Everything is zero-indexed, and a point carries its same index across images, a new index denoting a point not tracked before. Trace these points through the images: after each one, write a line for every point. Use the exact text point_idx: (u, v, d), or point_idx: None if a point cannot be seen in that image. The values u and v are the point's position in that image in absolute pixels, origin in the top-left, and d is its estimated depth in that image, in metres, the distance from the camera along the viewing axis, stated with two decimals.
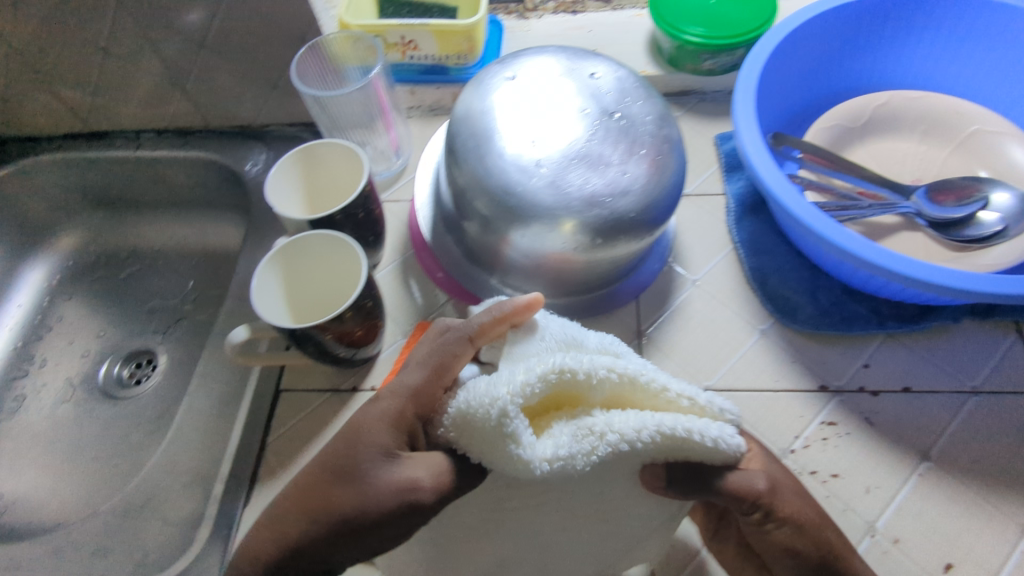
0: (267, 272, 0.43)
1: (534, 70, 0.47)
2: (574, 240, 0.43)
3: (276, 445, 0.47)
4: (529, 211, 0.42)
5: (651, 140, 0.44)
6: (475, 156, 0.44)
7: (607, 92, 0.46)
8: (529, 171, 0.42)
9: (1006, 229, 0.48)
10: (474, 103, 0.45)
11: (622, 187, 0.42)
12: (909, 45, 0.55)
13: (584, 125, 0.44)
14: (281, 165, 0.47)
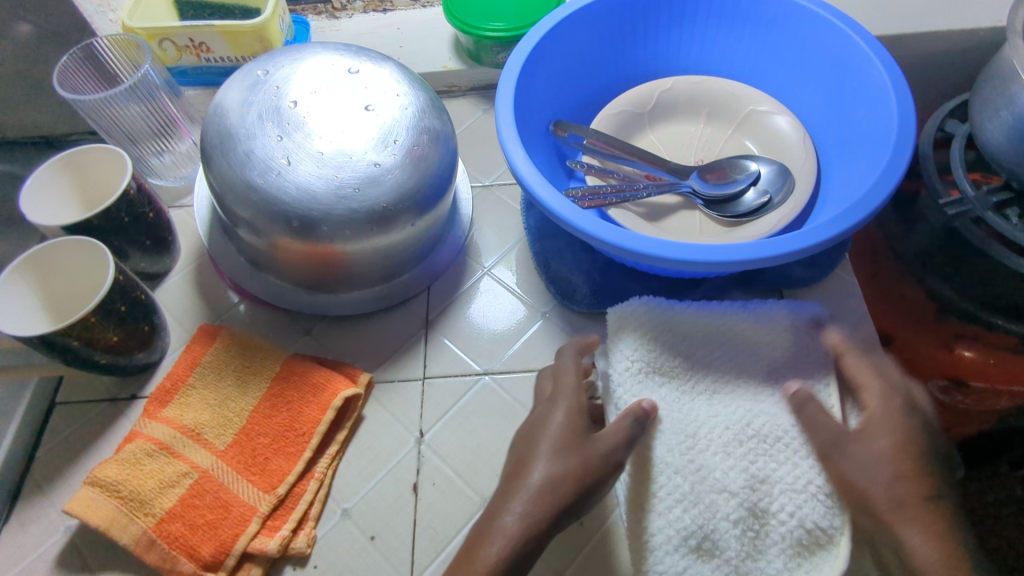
0: (11, 281, 0.42)
1: (291, 68, 0.46)
2: (328, 234, 0.43)
3: (44, 459, 0.45)
4: (278, 207, 0.42)
5: (404, 133, 0.45)
6: (224, 155, 0.43)
7: (365, 87, 0.46)
8: (275, 167, 0.42)
9: (770, 201, 0.51)
10: (226, 101, 0.45)
11: (371, 179, 0.43)
12: (687, 33, 0.57)
13: (332, 121, 0.44)
14: (41, 174, 0.46)
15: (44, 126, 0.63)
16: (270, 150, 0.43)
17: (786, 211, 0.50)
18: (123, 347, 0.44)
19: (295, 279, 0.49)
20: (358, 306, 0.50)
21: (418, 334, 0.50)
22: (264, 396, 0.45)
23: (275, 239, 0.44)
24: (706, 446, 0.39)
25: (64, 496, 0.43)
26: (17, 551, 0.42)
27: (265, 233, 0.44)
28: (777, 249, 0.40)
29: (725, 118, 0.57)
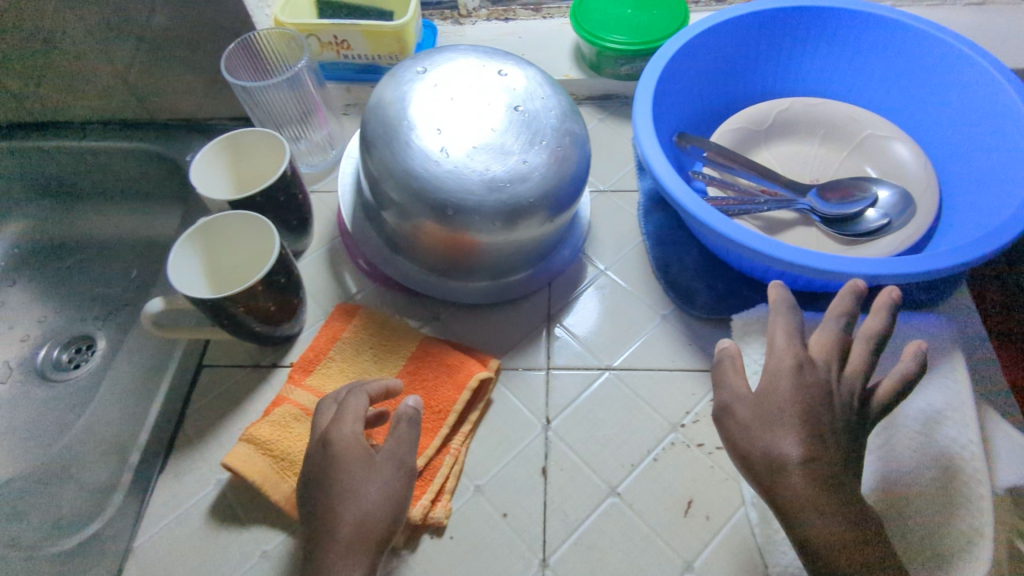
0: (184, 249, 0.45)
1: (446, 65, 0.49)
2: (476, 224, 0.46)
3: (195, 417, 0.48)
4: (434, 195, 0.45)
5: (552, 133, 0.47)
6: (386, 144, 0.46)
7: (514, 87, 0.49)
8: (435, 157, 0.45)
9: (890, 223, 0.52)
10: (388, 94, 0.48)
11: (521, 175, 0.45)
12: (809, 56, 0.58)
13: (488, 118, 0.47)
14: (206, 152, 0.50)
15: (184, 110, 0.67)
16: (429, 141, 0.45)
17: (907, 233, 0.51)
18: (277, 318, 0.47)
19: (431, 265, 0.52)
20: (484, 295, 0.53)
21: (541, 327, 0.52)
22: (400, 372, 0.48)
23: (424, 225, 0.47)
24: None
25: (214, 451, 0.47)
26: (173, 499, 0.45)
27: (417, 219, 0.47)
28: (918, 266, 0.42)
29: (841, 140, 0.58)
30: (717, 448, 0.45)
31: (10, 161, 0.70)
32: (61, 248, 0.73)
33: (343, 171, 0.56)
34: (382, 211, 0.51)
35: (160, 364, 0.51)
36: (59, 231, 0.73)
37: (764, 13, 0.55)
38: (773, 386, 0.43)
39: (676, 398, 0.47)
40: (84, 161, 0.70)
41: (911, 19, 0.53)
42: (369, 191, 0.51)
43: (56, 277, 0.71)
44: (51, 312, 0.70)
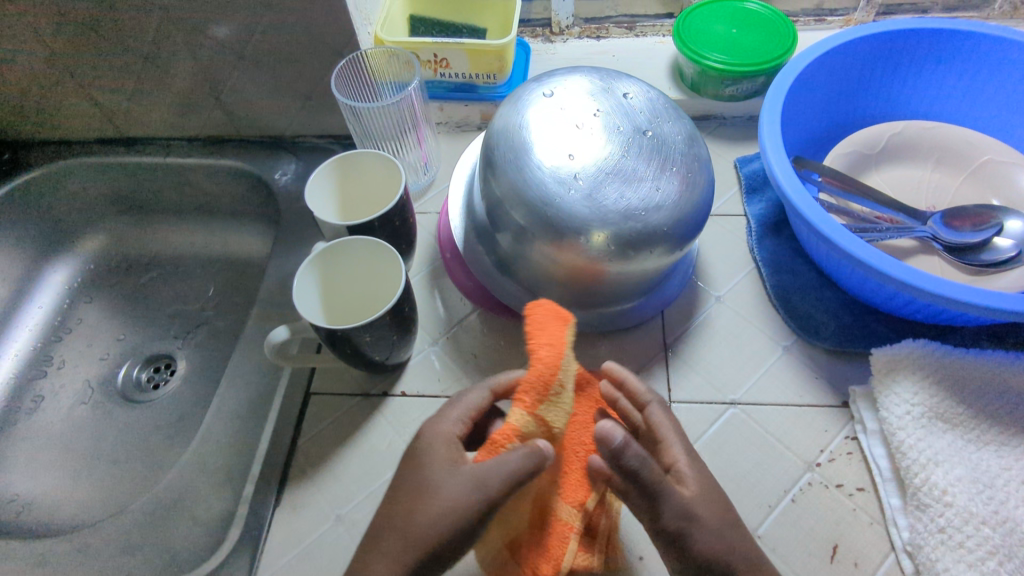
0: (306, 275, 0.44)
1: (569, 88, 0.48)
2: (604, 252, 0.44)
3: (306, 446, 0.47)
4: (561, 221, 0.43)
5: (683, 158, 0.45)
6: (512, 168, 0.45)
7: (641, 110, 0.47)
8: (564, 182, 0.43)
9: (1019, 255, 0.49)
10: (512, 118, 0.47)
11: (653, 203, 0.43)
12: (924, 78, 0.56)
13: (618, 142, 0.45)
14: (320, 173, 0.49)
15: (273, 126, 0.66)
16: (559, 165, 0.44)
17: None
18: (396, 346, 0.46)
19: (544, 291, 0.50)
20: (596, 324, 0.51)
21: (657, 357, 0.50)
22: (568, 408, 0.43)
23: (546, 252, 0.46)
24: (1006, 498, 0.38)
25: (329, 485, 0.45)
26: (291, 534, 0.43)
27: (538, 245, 0.46)
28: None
29: (956, 165, 0.56)
30: (859, 489, 0.42)
31: (95, 176, 0.69)
32: (139, 265, 0.72)
33: (459, 193, 0.56)
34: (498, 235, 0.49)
35: (267, 391, 0.49)
36: (137, 247, 0.73)
37: (878, 34, 0.54)
38: (924, 427, 0.41)
39: (808, 434, 0.44)
40: (166, 178, 0.69)
41: None
42: (488, 215, 0.50)
43: (134, 294, 0.70)
44: (129, 330, 0.69)
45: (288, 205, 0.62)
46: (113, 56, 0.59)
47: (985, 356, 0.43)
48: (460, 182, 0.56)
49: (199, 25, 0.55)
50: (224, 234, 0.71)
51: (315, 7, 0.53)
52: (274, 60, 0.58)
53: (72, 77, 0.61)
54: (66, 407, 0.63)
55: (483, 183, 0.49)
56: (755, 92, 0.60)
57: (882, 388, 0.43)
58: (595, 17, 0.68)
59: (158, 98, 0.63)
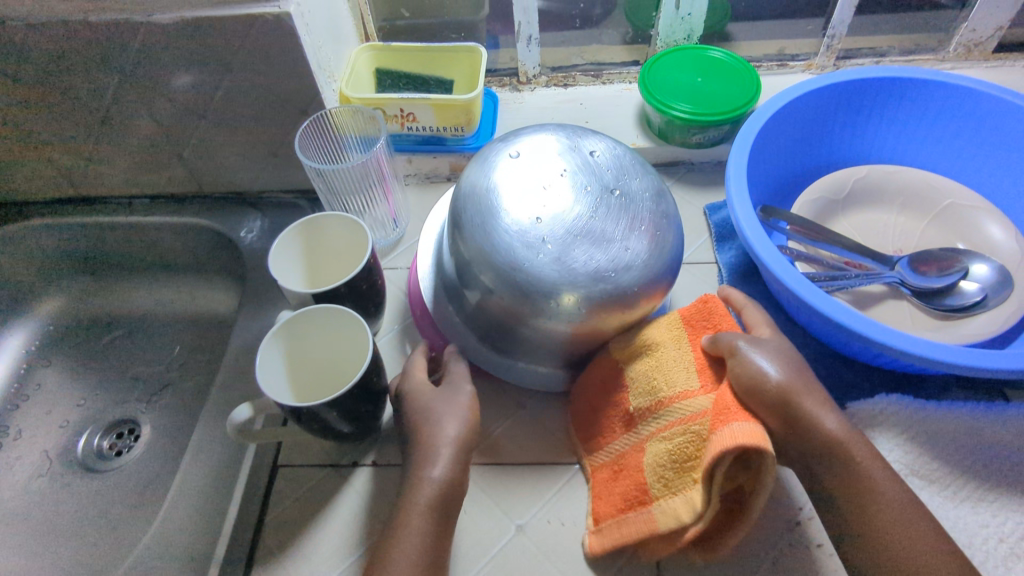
0: (270, 349, 0.43)
1: (535, 148, 0.47)
2: (574, 313, 0.43)
3: (273, 523, 0.45)
4: (531, 284, 0.43)
5: (652, 216, 0.44)
6: (482, 229, 0.44)
7: (607, 168, 0.46)
8: (533, 243, 0.42)
9: (986, 299, 0.50)
10: (478, 181, 0.46)
11: (623, 264, 0.42)
12: (885, 124, 0.58)
13: (586, 202, 0.44)
14: (283, 239, 0.48)
15: (237, 182, 0.64)
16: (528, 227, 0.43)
17: (1007, 310, 0.49)
18: (366, 415, 0.45)
19: (514, 350, 0.48)
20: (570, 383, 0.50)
21: None
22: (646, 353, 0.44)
23: (517, 313, 0.45)
24: (984, 556, 0.38)
25: (299, 564, 0.43)
26: None
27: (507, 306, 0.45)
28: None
29: (921, 209, 0.56)
30: (838, 547, 0.42)
31: (51, 237, 0.67)
32: (101, 325, 0.70)
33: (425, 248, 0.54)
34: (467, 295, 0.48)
35: (232, 465, 0.47)
36: (98, 307, 0.70)
37: (839, 84, 0.55)
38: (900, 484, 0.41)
39: (787, 492, 0.44)
40: (128, 236, 0.67)
41: (991, 86, 0.52)
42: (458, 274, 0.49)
43: (95, 356, 0.68)
44: (90, 394, 0.66)
45: (254, 263, 0.61)
46: (69, 117, 0.57)
47: (959, 408, 0.42)
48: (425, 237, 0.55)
49: (159, 87, 0.55)
50: (189, 292, 0.70)
51: (277, 68, 0.53)
52: (236, 120, 0.58)
53: (27, 139, 0.59)
54: (23, 480, 0.60)
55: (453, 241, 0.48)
56: (722, 138, 0.61)
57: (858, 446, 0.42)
58: (561, 66, 0.69)
59: (117, 158, 0.62)
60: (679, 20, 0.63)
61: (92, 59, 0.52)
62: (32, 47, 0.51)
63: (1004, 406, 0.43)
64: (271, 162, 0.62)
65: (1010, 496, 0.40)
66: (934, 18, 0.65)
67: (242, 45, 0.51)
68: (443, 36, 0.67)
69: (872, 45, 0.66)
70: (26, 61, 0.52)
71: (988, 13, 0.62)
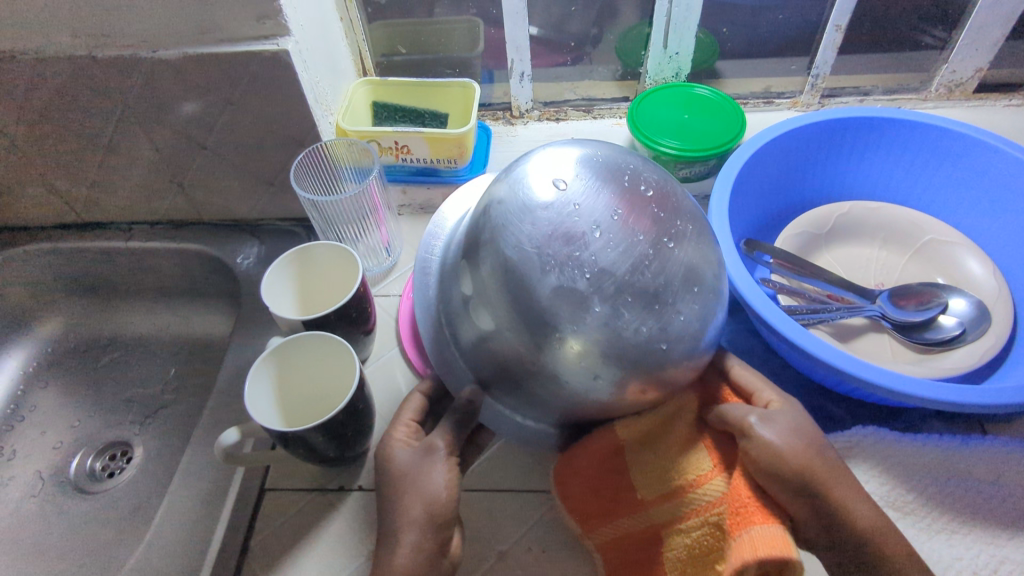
0: (259, 373, 0.44)
1: (577, 176, 0.37)
2: (586, 364, 0.36)
3: (258, 546, 0.46)
4: (546, 318, 0.35)
5: (706, 270, 0.36)
6: (504, 240, 0.36)
7: (661, 206, 0.37)
8: (565, 271, 0.34)
9: (964, 333, 0.51)
10: (508, 217, 0.37)
11: (662, 320, 0.35)
12: (867, 162, 0.59)
13: (641, 256, 0.34)
14: (277, 266, 0.49)
15: (235, 210, 0.66)
16: (561, 246, 0.35)
17: (985, 345, 0.49)
18: (352, 440, 0.46)
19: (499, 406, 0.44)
20: None
21: None
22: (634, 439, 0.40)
23: (520, 349, 0.37)
24: None
25: None
26: None
27: (505, 345, 0.38)
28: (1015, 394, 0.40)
29: (902, 244, 0.57)
30: None
31: (51, 261, 0.68)
32: (98, 347, 0.71)
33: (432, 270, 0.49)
34: (465, 341, 0.42)
35: (220, 488, 0.48)
36: (96, 330, 0.72)
37: (822, 122, 0.56)
38: None
39: None
40: (128, 261, 0.69)
41: (967, 127, 0.54)
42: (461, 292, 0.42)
43: (90, 378, 0.69)
44: (85, 416, 0.67)
45: (250, 289, 0.62)
46: (73, 147, 0.59)
47: (935, 441, 0.43)
48: (421, 258, 0.50)
49: (161, 117, 0.56)
50: (186, 316, 0.71)
51: (275, 100, 0.55)
52: (235, 150, 0.59)
53: (31, 166, 0.61)
54: (15, 500, 0.61)
55: (466, 249, 0.41)
56: (708, 173, 0.62)
57: None
58: (553, 100, 0.71)
59: (118, 186, 0.63)
60: (667, 58, 0.65)
61: (98, 91, 0.54)
62: (41, 79, 0.53)
63: (978, 439, 0.43)
64: (268, 191, 0.64)
65: (984, 529, 0.40)
66: (915, 59, 0.67)
67: (243, 78, 0.53)
68: (439, 71, 0.69)
69: (856, 84, 0.68)
70: (35, 91, 0.54)
71: (967, 55, 0.64)
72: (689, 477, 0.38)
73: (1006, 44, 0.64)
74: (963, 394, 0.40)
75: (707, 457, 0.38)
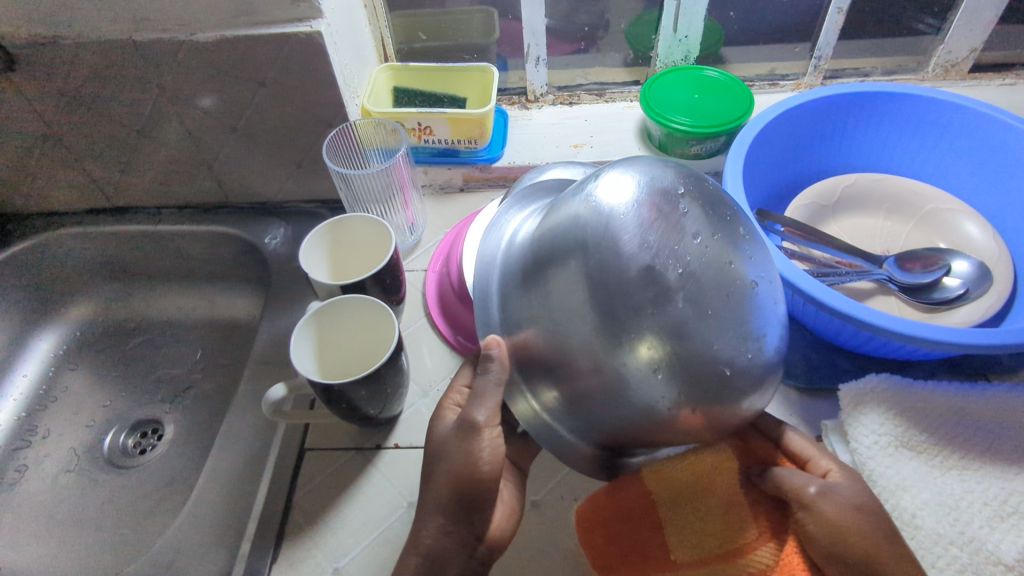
0: (302, 334, 0.46)
1: (677, 200, 0.36)
2: (659, 379, 0.33)
3: (301, 501, 0.48)
4: (627, 324, 0.33)
5: (782, 319, 0.36)
6: (592, 243, 0.35)
7: (751, 248, 0.36)
8: (657, 280, 0.33)
9: (967, 292, 0.53)
10: (605, 223, 0.35)
11: (746, 349, 0.34)
12: (871, 135, 0.62)
13: (734, 286, 0.34)
14: (313, 236, 0.51)
15: (262, 192, 0.68)
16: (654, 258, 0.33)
17: (987, 302, 0.52)
18: (390, 398, 0.48)
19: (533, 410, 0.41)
20: None
21: None
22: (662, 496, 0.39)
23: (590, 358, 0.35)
24: (971, 519, 0.40)
25: (327, 538, 0.46)
26: None
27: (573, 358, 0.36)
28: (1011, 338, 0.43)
29: (906, 214, 0.60)
30: None
31: (82, 245, 0.70)
32: (127, 330, 0.73)
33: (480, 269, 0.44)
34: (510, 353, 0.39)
35: (261, 449, 0.50)
36: (125, 314, 0.74)
37: (827, 97, 0.59)
38: (891, 454, 0.43)
39: None
40: (157, 244, 0.71)
41: (968, 99, 0.56)
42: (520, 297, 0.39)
43: (120, 360, 0.71)
44: (115, 395, 0.69)
45: (279, 267, 0.64)
46: (109, 131, 0.62)
47: (943, 387, 0.45)
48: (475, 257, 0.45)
49: (194, 99, 0.59)
50: (213, 299, 0.73)
51: (304, 81, 0.57)
52: (265, 132, 0.62)
53: (66, 150, 0.63)
54: (51, 476, 0.62)
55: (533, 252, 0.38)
56: (719, 149, 0.65)
57: (852, 422, 0.45)
58: (566, 86, 0.74)
59: (150, 169, 0.66)
60: (676, 41, 0.68)
61: (134, 75, 0.56)
62: (80, 62, 0.55)
63: (985, 385, 0.46)
64: (295, 172, 0.66)
65: (993, 466, 0.42)
66: (912, 40, 0.70)
67: (275, 59, 0.55)
68: (456, 57, 0.72)
69: (856, 66, 0.71)
70: (74, 75, 0.56)
71: (962, 36, 0.67)
72: (733, 542, 0.36)
73: (999, 24, 0.67)
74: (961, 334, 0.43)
75: (753, 526, 0.37)
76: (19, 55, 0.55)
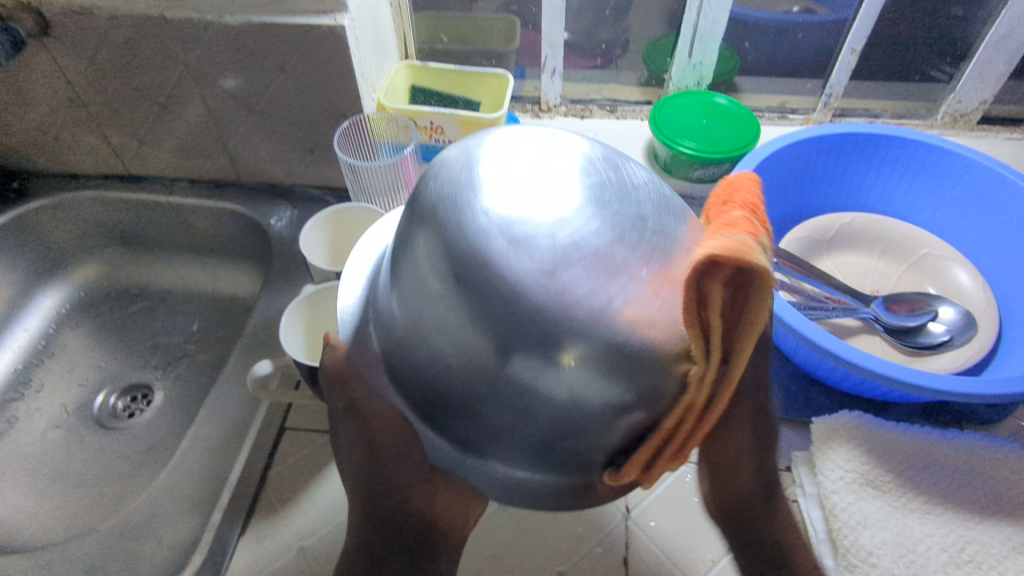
0: (294, 314, 0.48)
1: (529, 146, 0.32)
2: (586, 383, 0.30)
3: (276, 478, 0.49)
4: (538, 337, 0.29)
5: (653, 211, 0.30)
6: (461, 238, 0.29)
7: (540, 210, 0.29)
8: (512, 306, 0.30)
9: (952, 339, 0.54)
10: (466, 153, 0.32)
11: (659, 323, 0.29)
12: (871, 176, 0.63)
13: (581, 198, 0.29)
14: (317, 220, 0.53)
15: (274, 174, 0.70)
16: (554, 263, 0.28)
17: (969, 351, 0.53)
18: None
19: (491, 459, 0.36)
20: None
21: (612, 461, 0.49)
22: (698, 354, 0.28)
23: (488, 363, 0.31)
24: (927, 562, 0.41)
25: (295, 517, 0.47)
26: (253, 563, 0.45)
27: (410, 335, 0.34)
28: (976, 388, 0.43)
29: (899, 256, 0.61)
30: (797, 549, 0.44)
31: (94, 208, 0.72)
32: (128, 296, 0.75)
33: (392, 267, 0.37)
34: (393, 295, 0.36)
35: (243, 422, 0.51)
36: (128, 280, 0.76)
37: (829, 135, 0.61)
38: (855, 492, 0.44)
39: None
40: (166, 214, 0.72)
41: (964, 148, 0.58)
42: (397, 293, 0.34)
43: (119, 324, 0.73)
44: (111, 358, 0.70)
45: (282, 249, 0.66)
46: (130, 100, 0.63)
47: (915, 429, 0.47)
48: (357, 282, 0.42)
49: (216, 77, 0.60)
50: (216, 272, 0.75)
51: (324, 72, 0.59)
52: (281, 115, 0.63)
53: (89, 116, 0.65)
54: (40, 430, 0.63)
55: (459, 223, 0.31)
56: (721, 176, 0.66)
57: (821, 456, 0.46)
58: (579, 99, 0.76)
59: (166, 141, 0.67)
60: (690, 66, 0.70)
61: (162, 50, 0.58)
62: (110, 33, 0.57)
63: (956, 433, 0.47)
64: (307, 158, 0.68)
65: (956, 512, 0.43)
66: (922, 88, 0.71)
67: (299, 48, 0.56)
68: (475, 61, 0.73)
69: (865, 107, 0.73)
70: (104, 44, 0.58)
71: (972, 87, 0.68)
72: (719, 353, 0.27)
73: (1010, 80, 0.68)
74: (930, 379, 0.44)
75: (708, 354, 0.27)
76: (54, 21, 0.56)
